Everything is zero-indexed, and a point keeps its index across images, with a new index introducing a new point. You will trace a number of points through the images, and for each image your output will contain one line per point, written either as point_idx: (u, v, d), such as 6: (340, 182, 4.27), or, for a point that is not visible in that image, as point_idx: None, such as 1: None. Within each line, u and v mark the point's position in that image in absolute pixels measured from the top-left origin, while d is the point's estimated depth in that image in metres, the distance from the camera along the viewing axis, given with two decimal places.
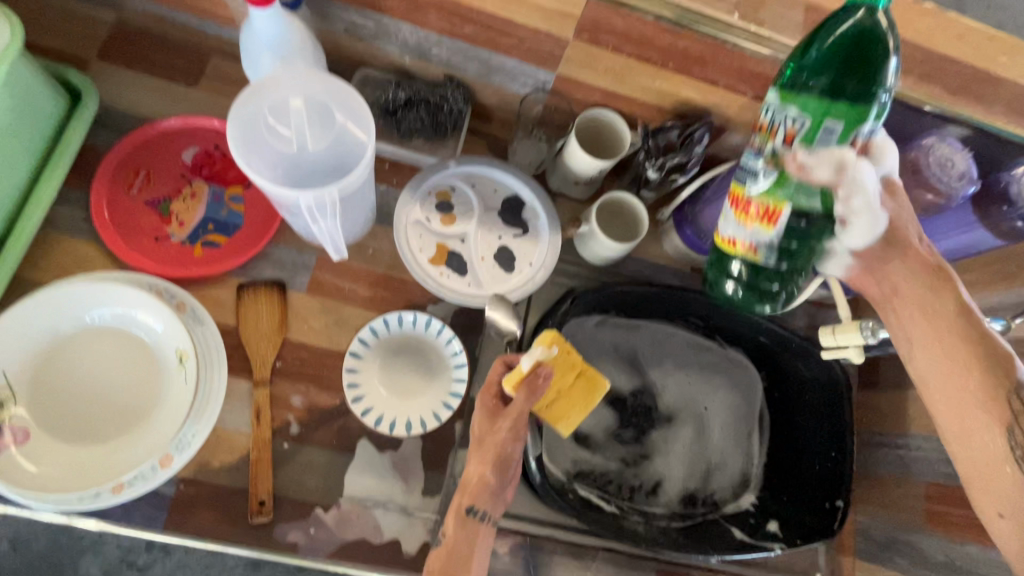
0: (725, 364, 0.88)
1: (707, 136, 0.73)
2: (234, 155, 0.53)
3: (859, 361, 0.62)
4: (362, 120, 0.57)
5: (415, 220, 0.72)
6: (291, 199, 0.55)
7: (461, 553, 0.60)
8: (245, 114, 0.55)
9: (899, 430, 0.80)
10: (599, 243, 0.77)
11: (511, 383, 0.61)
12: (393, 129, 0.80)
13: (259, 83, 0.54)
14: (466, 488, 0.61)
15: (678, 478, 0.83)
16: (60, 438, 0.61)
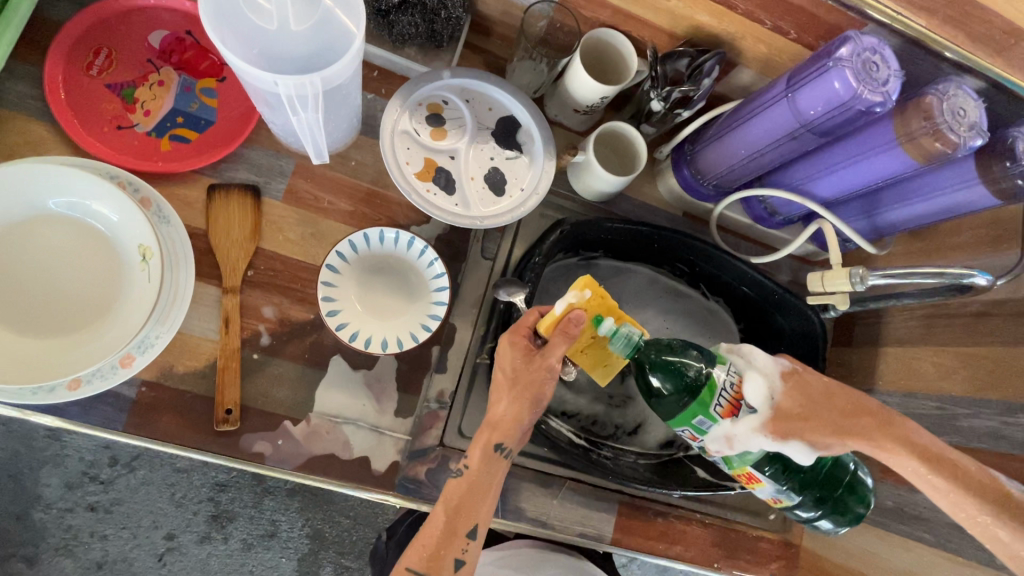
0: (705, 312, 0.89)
1: (717, 68, 0.69)
2: (205, 27, 0.48)
3: (843, 307, 0.66)
4: (352, 7, 0.52)
5: (402, 130, 0.68)
6: (270, 84, 0.50)
7: (478, 485, 0.57)
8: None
9: (867, 385, 0.82)
10: (594, 175, 0.74)
11: (545, 325, 0.58)
12: (384, 33, 0.74)
13: None
14: (497, 425, 0.58)
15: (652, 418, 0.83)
16: (9, 328, 0.57)
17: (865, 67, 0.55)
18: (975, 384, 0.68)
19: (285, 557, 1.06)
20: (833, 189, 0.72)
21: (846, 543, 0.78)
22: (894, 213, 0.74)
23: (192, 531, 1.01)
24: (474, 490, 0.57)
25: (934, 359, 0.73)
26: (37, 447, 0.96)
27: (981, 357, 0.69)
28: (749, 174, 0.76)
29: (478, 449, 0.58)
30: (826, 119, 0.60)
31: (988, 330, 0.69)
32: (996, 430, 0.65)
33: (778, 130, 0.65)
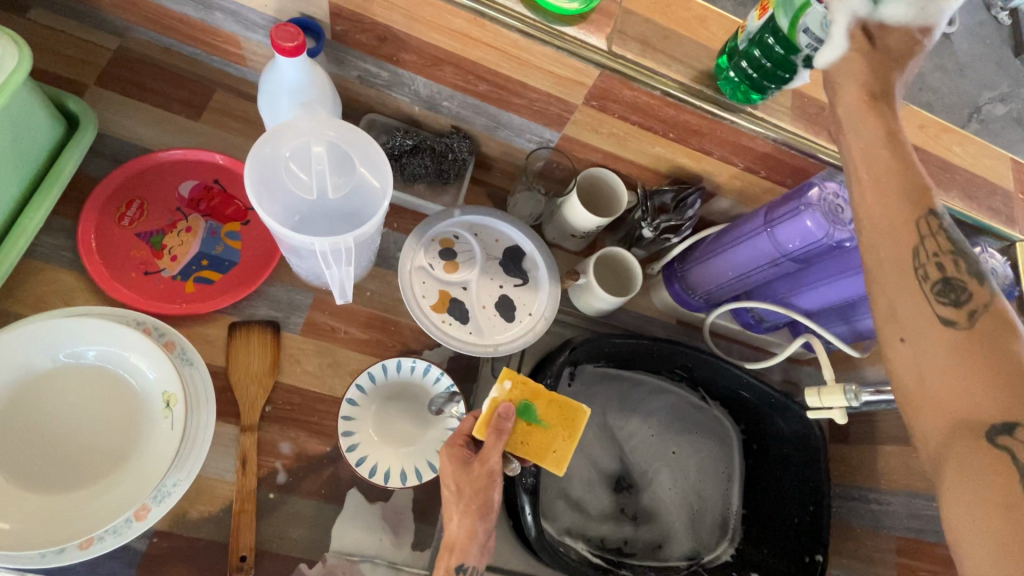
0: (702, 412, 0.93)
1: (699, 200, 0.78)
2: (250, 200, 0.52)
3: (843, 423, 0.66)
4: (377, 168, 0.57)
5: (418, 266, 0.72)
6: (306, 245, 0.54)
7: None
8: (262, 156, 0.54)
9: (869, 484, 0.84)
10: (595, 296, 0.79)
11: (478, 428, 0.63)
12: (397, 174, 0.81)
13: (278, 127, 0.54)
14: (453, 547, 0.62)
15: (661, 529, 0.86)
16: (24, 487, 0.56)
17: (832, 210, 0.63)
18: None
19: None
20: (813, 301, 0.79)
21: None
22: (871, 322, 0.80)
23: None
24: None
25: None
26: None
27: None
28: (737, 289, 0.82)
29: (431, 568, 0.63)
30: (803, 249, 0.67)
31: None
32: None
33: (760, 257, 0.72)
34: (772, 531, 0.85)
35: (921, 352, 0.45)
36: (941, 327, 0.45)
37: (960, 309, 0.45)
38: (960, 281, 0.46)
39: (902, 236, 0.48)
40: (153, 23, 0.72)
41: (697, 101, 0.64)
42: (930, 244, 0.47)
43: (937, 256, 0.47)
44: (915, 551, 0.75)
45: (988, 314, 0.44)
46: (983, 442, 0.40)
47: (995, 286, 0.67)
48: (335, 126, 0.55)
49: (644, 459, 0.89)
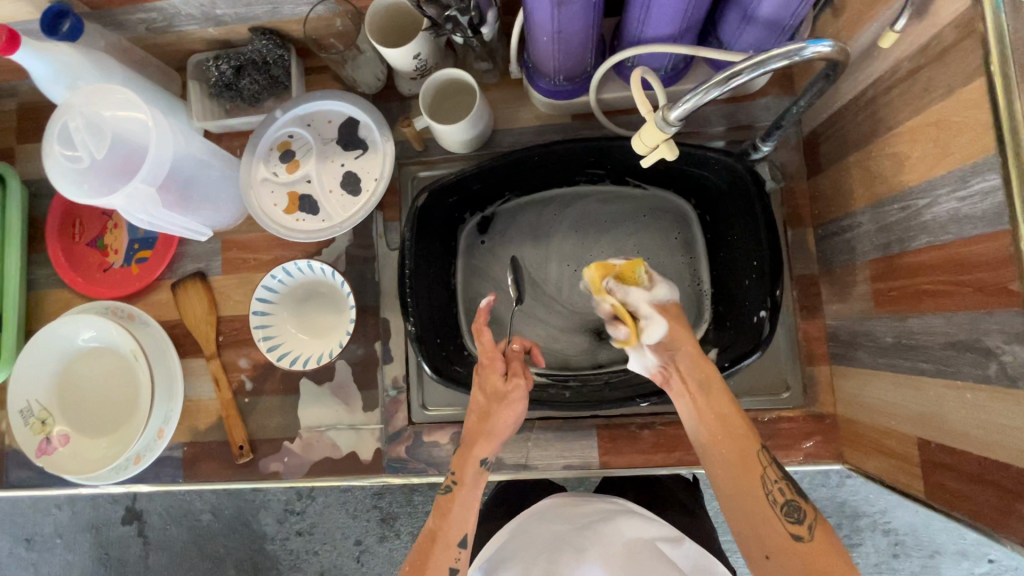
0: (628, 204, 0.83)
1: None
2: (69, 196, 0.62)
3: (676, 158, 0.55)
4: (134, 108, 0.65)
5: (263, 178, 0.77)
6: (131, 194, 0.64)
7: (471, 446, 0.63)
8: (57, 167, 0.64)
9: (845, 210, 0.67)
10: (440, 133, 0.74)
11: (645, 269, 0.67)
12: (241, 101, 0.83)
13: (46, 135, 0.64)
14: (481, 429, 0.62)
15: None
16: (88, 434, 0.80)
17: None
18: (927, 163, 0.52)
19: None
20: (669, 19, 0.61)
21: (869, 399, 0.65)
22: (762, 6, 0.59)
23: (372, 534, 1.15)
24: (467, 465, 0.62)
25: (889, 151, 0.57)
26: (250, 498, 1.17)
27: (924, 129, 0.52)
28: (584, 50, 0.67)
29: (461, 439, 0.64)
30: None
31: (924, 88, 0.51)
32: (957, 212, 0.49)
33: (547, 7, 0.58)
34: (737, 302, 0.74)
35: (730, 482, 0.56)
36: (744, 457, 0.56)
37: (801, 526, 0.52)
38: (798, 504, 0.53)
39: (730, 445, 0.57)
40: (11, 73, 0.84)
41: None
42: (771, 472, 0.55)
43: (777, 483, 0.55)
44: (886, 272, 0.59)
45: (819, 528, 0.51)
46: (789, 548, 0.51)
47: None
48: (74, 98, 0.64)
49: (578, 278, 0.83)
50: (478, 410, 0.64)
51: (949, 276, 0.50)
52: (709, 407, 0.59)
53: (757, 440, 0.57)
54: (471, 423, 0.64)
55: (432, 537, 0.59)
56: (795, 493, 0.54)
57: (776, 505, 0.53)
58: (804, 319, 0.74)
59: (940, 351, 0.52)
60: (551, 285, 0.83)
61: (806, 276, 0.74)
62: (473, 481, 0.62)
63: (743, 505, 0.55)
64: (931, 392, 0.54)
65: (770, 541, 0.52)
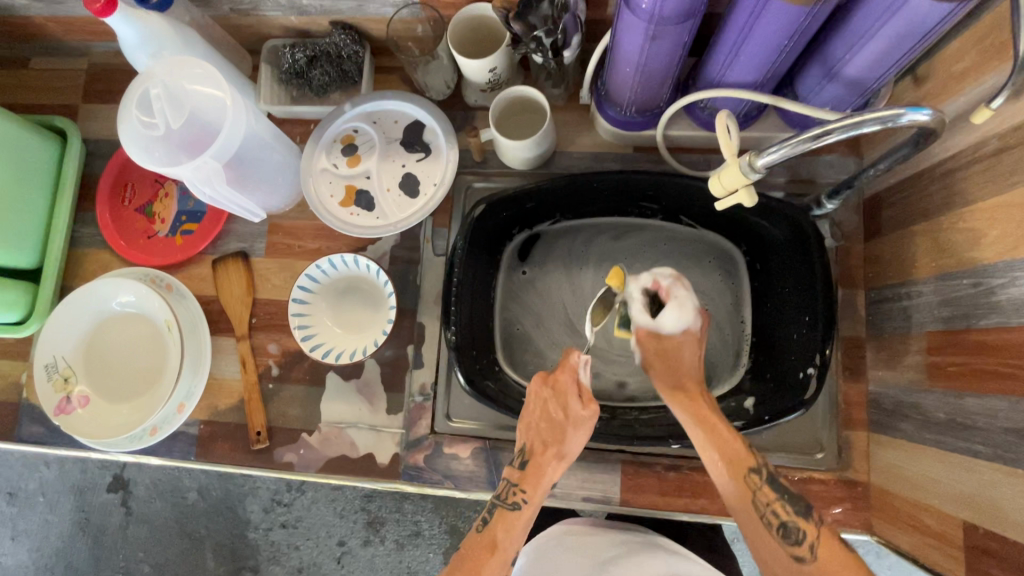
0: (676, 243, 0.83)
1: (578, 27, 0.68)
2: (141, 162, 0.63)
3: (754, 204, 0.54)
4: (214, 84, 0.66)
5: (323, 168, 0.77)
6: (202, 168, 0.64)
7: (542, 467, 0.63)
8: (132, 132, 0.65)
9: (905, 277, 0.66)
10: (504, 147, 0.74)
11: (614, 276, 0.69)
12: (309, 90, 0.84)
13: (126, 100, 0.65)
14: (536, 456, 0.63)
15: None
16: (108, 399, 0.80)
17: None
18: (1007, 243, 0.51)
19: (433, 552, 1.10)
20: (755, 65, 0.62)
21: (909, 472, 0.63)
22: (851, 65, 0.59)
23: (356, 536, 1.12)
24: (538, 485, 0.63)
25: (963, 226, 0.57)
26: (239, 482, 1.15)
27: (1008, 208, 0.51)
28: (662, 84, 0.67)
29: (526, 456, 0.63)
30: (666, 3, 0.53)
31: (1011, 169, 0.51)
32: None
33: (638, 39, 0.58)
34: (780, 355, 0.74)
35: (727, 489, 0.58)
36: (735, 467, 0.57)
37: (802, 548, 0.53)
38: (795, 525, 0.54)
39: (722, 464, 0.58)
40: (92, 32, 0.86)
41: None
42: (762, 495, 0.56)
43: (768, 505, 0.56)
44: (945, 346, 0.58)
45: (822, 549, 0.53)
46: (795, 562, 0.53)
47: None
48: (157, 68, 0.65)
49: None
50: (551, 429, 0.63)
51: (1020, 360, 0.49)
52: (700, 424, 0.59)
53: (748, 460, 0.57)
54: (544, 436, 0.63)
55: (493, 545, 0.61)
56: (791, 515, 0.55)
57: (772, 528, 0.55)
58: (846, 381, 0.73)
59: (999, 437, 0.51)
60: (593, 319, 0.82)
61: (853, 338, 0.73)
62: (543, 498, 0.63)
63: (740, 515, 0.57)
64: (984, 475, 0.53)
65: (781, 568, 0.54)
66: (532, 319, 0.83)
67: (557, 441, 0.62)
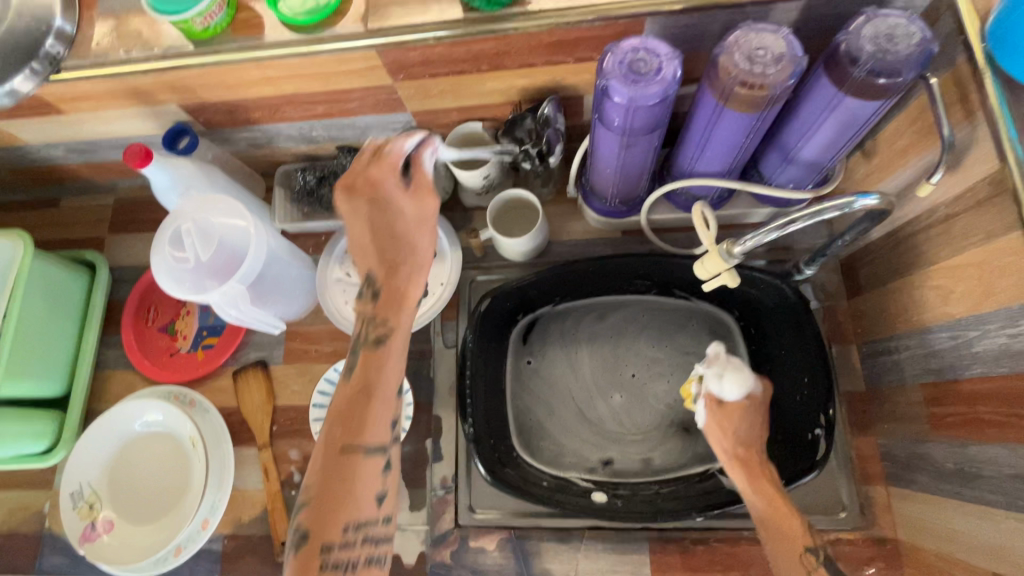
0: (664, 311, 0.88)
1: (559, 135, 0.75)
2: (172, 290, 0.69)
3: (738, 284, 0.59)
4: (239, 213, 0.74)
5: (337, 278, 0.84)
6: (229, 290, 0.70)
7: (399, 270, 0.65)
8: (165, 265, 0.72)
9: (889, 331, 0.70)
10: (502, 244, 0.81)
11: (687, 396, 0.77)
12: (320, 206, 0.92)
13: (160, 237, 0.73)
14: (382, 359, 0.60)
15: (676, 438, 0.83)
16: (131, 522, 0.80)
17: (630, 70, 0.56)
18: (973, 299, 0.56)
19: None
20: (720, 157, 0.69)
21: (933, 525, 0.64)
22: (805, 151, 0.67)
23: None
24: (370, 408, 0.57)
25: (932, 284, 0.62)
26: None
27: (967, 266, 0.56)
28: (640, 178, 0.75)
29: (353, 354, 0.61)
30: (635, 120, 0.61)
31: (961, 233, 0.57)
32: (1009, 347, 0.52)
33: (614, 147, 0.66)
34: (785, 414, 0.77)
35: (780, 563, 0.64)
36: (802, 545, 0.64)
37: None
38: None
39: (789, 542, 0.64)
40: (121, 173, 0.96)
41: (467, 24, 0.63)
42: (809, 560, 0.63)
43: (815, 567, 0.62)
44: (940, 397, 0.61)
45: None
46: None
47: (893, 58, 0.53)
48: (189, 207, 0.73)
49: (625, 393, 0.85)
50: (387, 295, 0.63)
51: (1011, 408, 0.52)
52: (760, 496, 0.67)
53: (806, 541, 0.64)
54: (383, 249, 0.65)
55: (368, 393, 0.58)
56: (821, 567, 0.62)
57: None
58: (855, 437, 0.75)
59: (1008, 484, 0.53)
60: (603, 403, 0.85)
61: (854, 393, 0.76)
62: (383, 435, 0.57)
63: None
64: (1002, 524, 0.54)
65: None
66: (544, 403, 0.86)
67: (400, 231, 0.65)
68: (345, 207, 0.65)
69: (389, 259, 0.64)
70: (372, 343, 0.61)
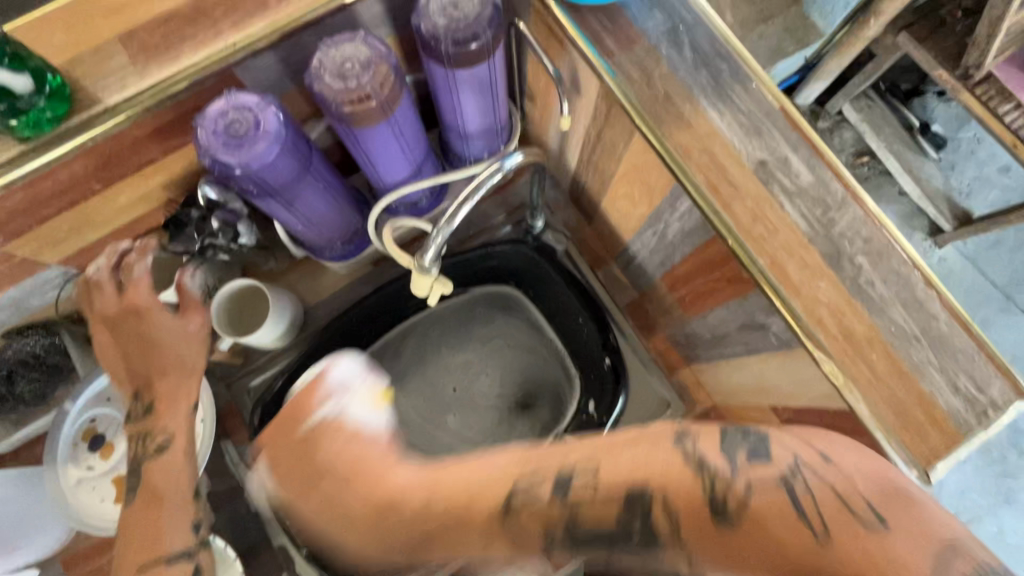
0: (451, 313, 0.86)
1: (236, 211, 0.67)
2: None
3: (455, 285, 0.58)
4: None
5: (81, 476, 0.70)
6: None
7: (158, 380, 0.67)
8: None
9: (623, 242, 0.75)
10: (252, 342, 0.73)
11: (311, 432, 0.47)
12: (26, 405, 0.74)
13: None
14: (160, 493, 0.62)
15: (519, 421, 0.83)
16: None
17: (229, 134, 0.50)
18: (646, 197, 0.60)
19: None
20: (399, 163, 0.67)
21: (726, 385, 0.70)
22: (469, 123, 0.67)
23: None
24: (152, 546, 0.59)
25: (622, 193, 0.66)
26: None
27: (630, 171, 0.60)
28: (345, 213, 0.70)
29: (127, 519, 0.61)
30: (273, 178, 0.55)
31: (612, 145, 0.61)
32: (684, 228, 0.57)
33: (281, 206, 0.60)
34: (586, 352, 0.80)
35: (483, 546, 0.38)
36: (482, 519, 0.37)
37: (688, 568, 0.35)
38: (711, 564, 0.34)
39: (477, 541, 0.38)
40: None
41: (27, 156, 0.52)
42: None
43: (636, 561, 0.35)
44: (675, 283, 0.67)
45: None
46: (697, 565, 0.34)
47: (466, 23, 0.53)
48: None
49: (454, 410, 0.84)
50: (147, 344, 0.66)
51: (713, 275, 0.57)
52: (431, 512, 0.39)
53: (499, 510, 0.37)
54: (147, 368, 0.66)
55: (157, 503, 0.62)
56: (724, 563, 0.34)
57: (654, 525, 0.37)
58: (650, 339, 0.80)
59: (741, 335, 0.59)
60: (442, 428, 0.82)
61: (631, 303, 0.81)
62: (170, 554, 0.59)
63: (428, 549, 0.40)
64: (755, 367, 0.60)
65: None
66: None
67: (164, 359, 0.67)
68: (104, 335, 0.66)
69: (148, 398, 0.67)
70: (151, 487, 0.63)
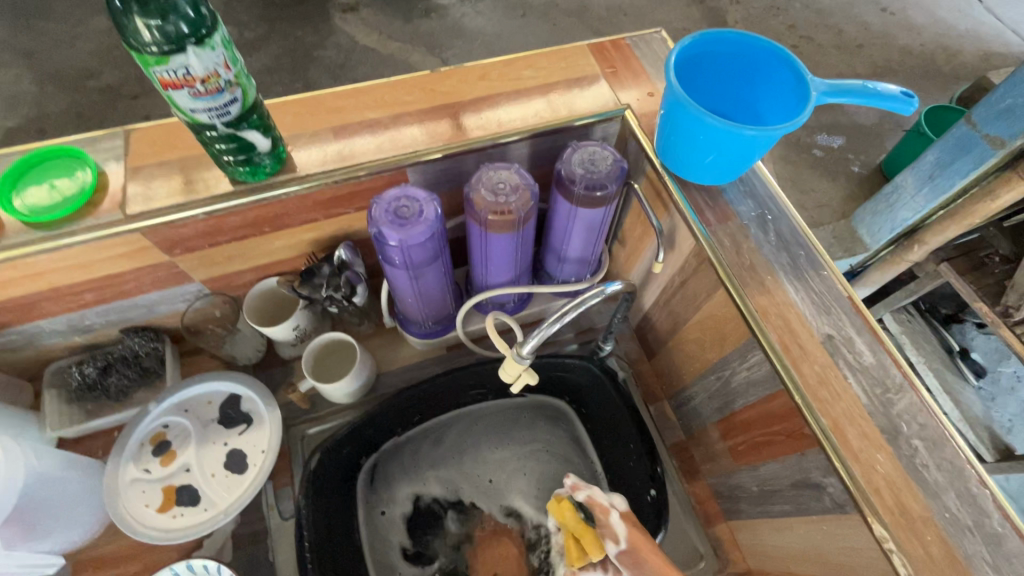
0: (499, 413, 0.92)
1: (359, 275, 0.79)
2: None
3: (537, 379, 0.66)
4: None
5: (133, 478, 0.73)
6: None
7: None
8: None
9: (681, 382, 0.81)
10: (329, 391, 0.79)
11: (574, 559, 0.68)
12: (107, 398, 0.80)
13: None
14: None
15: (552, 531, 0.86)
16: None
17: (396, 215, 0.63)
18: (718, 344, 0.68)
19: None
20: (504, 268, 0.78)
21: (767, 547, 0.70)
22: (570, 249, 0.79)
23: None
24: None
25: (693, 336, 0.73)
26: None
27: (707, 319, 0.69)
28: (444, 299, 0.81)
29: None
30: (412, 257, 0.67)
31: (693, 294, 0.70)
32: (751, 378, 0.64)
33: (404, 280, 0.72)
34: (630, 480, 0.82)
35: None
36: None
37: None
38: None
39: None
40: None
41: (233, 197, 0.65)
42: None
43: None
44: (731, 430, 0.71)
45: None
46: None
47: (597, 174, 0.67)
48: None
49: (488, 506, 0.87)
50: None
51: (774, 428, 0.62)
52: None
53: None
54: None
55: None
56: None
57: None
58: (690, 483, 0.82)
59: (792, 492, 0.63)
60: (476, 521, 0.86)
61: (677, 443, 0.84)
62: None
63: None
64: (803, 527, 0.62)
65: None
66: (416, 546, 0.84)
67: None
68: None
69: None
70: None
